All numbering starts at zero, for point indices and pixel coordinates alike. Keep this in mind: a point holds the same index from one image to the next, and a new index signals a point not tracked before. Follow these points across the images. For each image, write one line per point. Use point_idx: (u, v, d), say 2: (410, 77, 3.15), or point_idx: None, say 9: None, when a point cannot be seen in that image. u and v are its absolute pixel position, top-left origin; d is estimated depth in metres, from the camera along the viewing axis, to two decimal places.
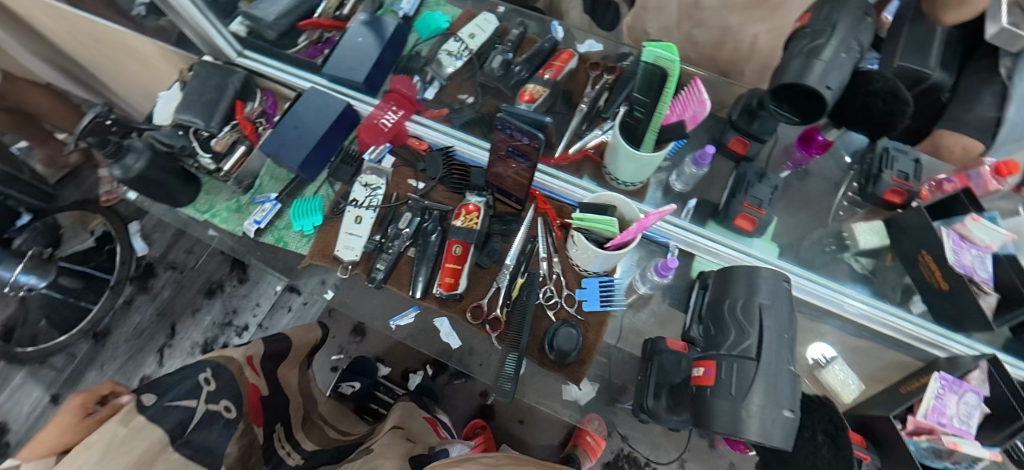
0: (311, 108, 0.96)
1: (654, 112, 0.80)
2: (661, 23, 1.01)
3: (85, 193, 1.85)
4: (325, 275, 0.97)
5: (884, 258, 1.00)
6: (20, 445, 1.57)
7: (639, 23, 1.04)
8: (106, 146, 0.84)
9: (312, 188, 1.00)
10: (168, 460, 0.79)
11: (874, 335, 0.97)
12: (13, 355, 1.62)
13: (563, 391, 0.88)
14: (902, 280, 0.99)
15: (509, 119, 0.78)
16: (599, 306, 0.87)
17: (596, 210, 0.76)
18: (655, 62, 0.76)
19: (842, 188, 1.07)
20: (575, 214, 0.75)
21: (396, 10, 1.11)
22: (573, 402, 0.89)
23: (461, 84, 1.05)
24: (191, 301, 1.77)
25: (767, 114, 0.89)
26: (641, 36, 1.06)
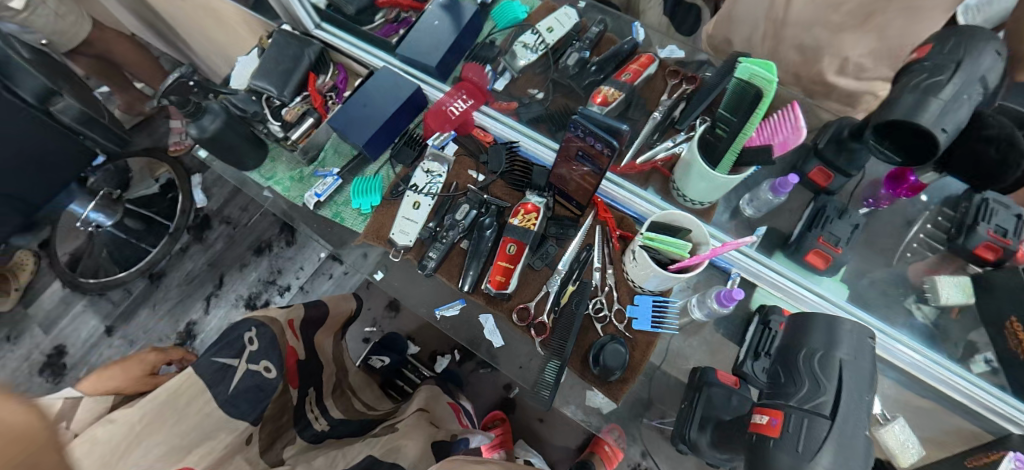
0: (381, 88, 0.96)
1: (739, 132, 0.75)
2: (750, 36, 1.06)
3: (155, 142, 1.95)
4: (366, 248, 0.98)
5: (950, 310, 0.91)
6: (76, 367, 1.70)
7: (724, 32, 1.12)
8: (186, 106, 0.86)
9: (373, 168, 1.00)
10: (204, 402, 0.88)
11: (940, 396, 0.89)
12: (76, 284, 1.74)
13: (586, 397, 0.87)
14: (967, 335, 0.90)
15: (582, 122, 0.74)
16: (650, 326, 0.84)
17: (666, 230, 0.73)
18: (747, 77, 0.73)
19: (915, 227, 0.98)
20: (643, 235, 0.72)
21: None
22: (595, 409, 0.88)
23: (532, 77, 1.01)
24: (240, 257, 1.84)
25: (859, 146, 0.84)
26: (723, 44, 1.14)
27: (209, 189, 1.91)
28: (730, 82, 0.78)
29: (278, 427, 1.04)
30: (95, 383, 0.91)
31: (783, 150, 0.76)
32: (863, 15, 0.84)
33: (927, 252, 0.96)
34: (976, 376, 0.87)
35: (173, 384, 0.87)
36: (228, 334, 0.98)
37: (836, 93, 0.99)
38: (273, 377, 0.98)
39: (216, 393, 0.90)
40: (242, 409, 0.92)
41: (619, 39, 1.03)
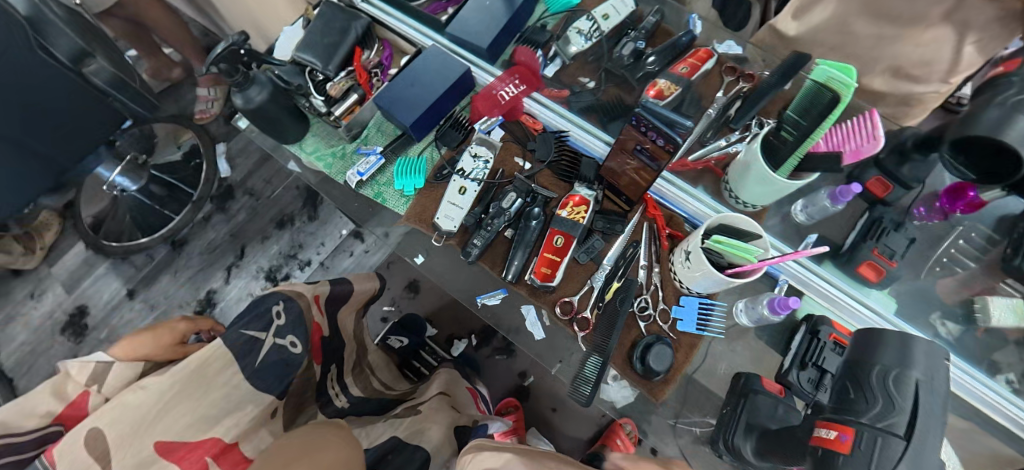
0: (430, 68, 0.93)
1: (806, 136, 0.73)
2: None
3: (182, 109, 1.93)
4: (388, 229, 1.00)
5: (975, 328, 0.85)
6: (97, 328, 1.71)
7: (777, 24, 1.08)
8: (234, 75, 0.84)
9: (417, 149, 0.98)
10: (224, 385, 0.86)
11: (974, 417, 0.82)
12: (99, 247, 1.75)
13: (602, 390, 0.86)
14: (990, 355, 0.84)
15: (646, 116, 0.72)
16: (695, 328, 0.83)
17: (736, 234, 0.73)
18: (824, 81, 0.71)
19: (946, 242, 0.93)
20: (711, 237, 0.70)
21: None
22: (609, 402, 0.87)
23: (584, 65, 0.98)
24: (262, 229, 1.83)
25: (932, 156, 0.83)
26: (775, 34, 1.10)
27: (234, 159, 1.90)
28: (808, 84, 0.75)
29: (300, 403, 1.04)
30: (127, 348, 0.90)
31: (855, 159, 0.74)
32: (940, 21, 0.80)
33: (968, 267, 0.91)
34: (1014, 396, 0.80)
35: (197, 358, 0.84)
36: (255, 306, 0.95)
37: (897, 101, 0.96)
38: (299, 352, 0.98)
39: (245, 365, 0.90)
40: (270, 384, 0.92)
41: (676, 31, 0.99)
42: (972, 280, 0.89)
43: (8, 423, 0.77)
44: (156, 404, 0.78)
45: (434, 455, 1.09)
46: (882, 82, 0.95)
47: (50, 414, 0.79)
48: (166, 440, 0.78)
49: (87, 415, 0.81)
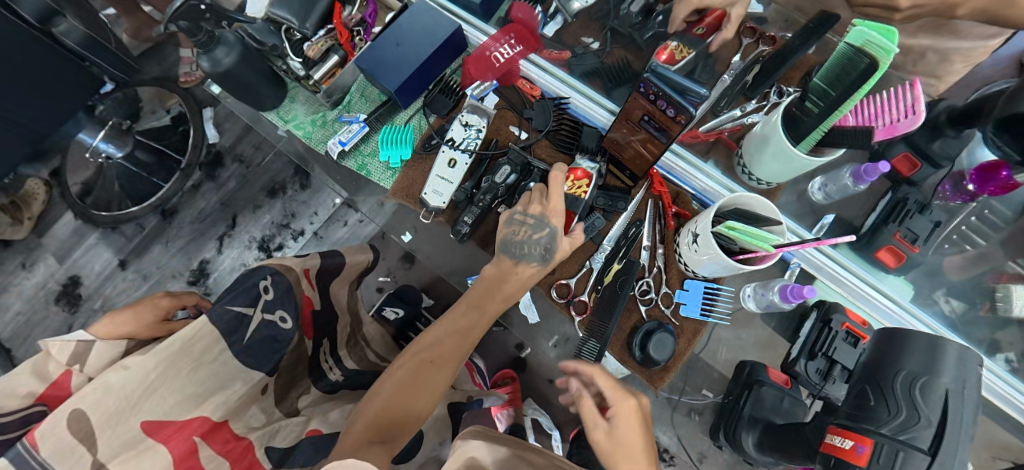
0: (417, 26, 0.85)
1: (831, 111, 0.65)
2: None
3: (165, 71, 1.84)
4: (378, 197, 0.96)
5: (980, 307, 0.81)
6: (91, 298, 1.69)
7: None
8: (197, 34, 0.75)
9: (403, 116, 0.90)
10: (211, 367, 0.82)
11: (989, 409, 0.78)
12: (88, 217, 1.70)
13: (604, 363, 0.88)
14: (993, 333, 0.79)
15: (655, 82, 0.66)
16: (698, 314, 0.78)
17: (748, 217, 0.67)
18: (861, 45, 0.61)
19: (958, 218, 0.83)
20: (724, 222, 0.63)
21: None
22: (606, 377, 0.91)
23: (587, 23, 0.88)
24: (253, 198, 1.77)
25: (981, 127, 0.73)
26: None
27: (221, 124, 1.82)
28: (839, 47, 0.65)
29: (293, 377, 0.99)
30: (106, 327, 0.87)
31: (890, 135, 0.66)
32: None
33: (989, 247, 0.83)
34: (1012, 377, 0.76)
35: (185, 333, 0.79)
36: (242, 280, 0.89)
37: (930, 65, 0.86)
38: (288, 328, 0.92)
39: (232, 342, 0.85)
40: (258, 359, 0.88)
41: None
42: (985, 256, 0.83)
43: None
44: (144, 388, 0.74)
45: (428, 434, 1.08)
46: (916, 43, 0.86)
47: (31, 395, 0.75)
48: (152, 419, 0.75)
49: (70, 395, 0.77)
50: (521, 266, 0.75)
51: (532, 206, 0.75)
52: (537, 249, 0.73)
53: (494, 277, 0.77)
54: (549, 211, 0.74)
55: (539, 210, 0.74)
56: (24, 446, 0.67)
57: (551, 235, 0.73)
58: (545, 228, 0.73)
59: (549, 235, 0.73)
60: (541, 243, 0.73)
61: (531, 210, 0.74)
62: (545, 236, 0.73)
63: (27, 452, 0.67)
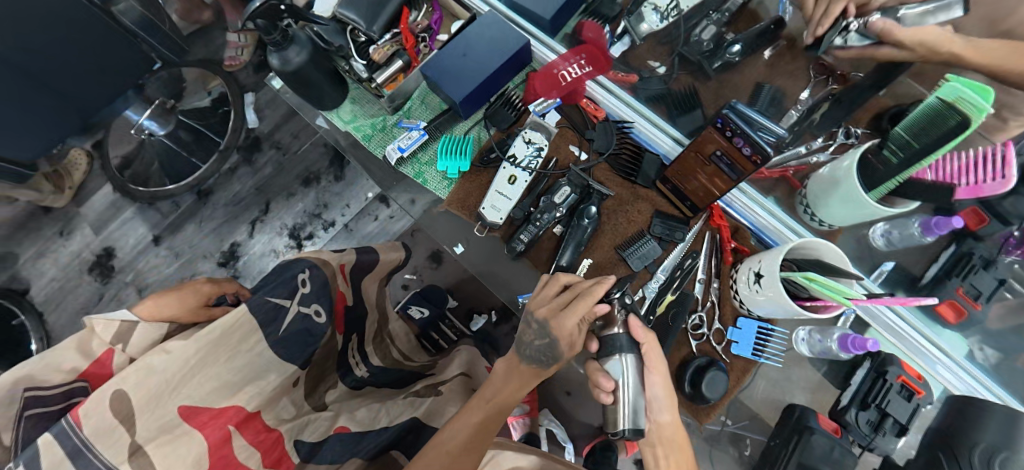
0: (485, 38, 0.85)
1: (914, 162, 0.63)
2: None
3: (211, 54, 1.86)
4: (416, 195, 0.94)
5: None
6: (124, 271, 1.72)
7: None
8: (272, 33, 0.75)
9: (462, 127, 0.90)
10: (250, 354, 0.78)
11: None
12: (128, 191, 1.74)
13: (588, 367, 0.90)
14: None
15: (733, 118, 0.64)
16: (750, 353, 0.77)
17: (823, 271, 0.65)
18: (953, 101, 0.58)
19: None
20: (803, 272, 0.62)
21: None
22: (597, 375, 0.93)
23: (655, 47, 0.88)
24: (287, 186, 1.78)
25: None
26: None
27: (262, 110, 1.83)
28: (929, 97, 0.62)
29: (322, 372, 0.97)
30: (151, 308, 0.87)
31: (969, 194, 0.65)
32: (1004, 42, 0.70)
33: None
34: None
35: (226, 321, 0.75)
36: (281, 272, 0.87)
37: None
38: (323, 322, 0.89)
39: (269, 333, 0.81)
40: (292, 353, 0.84)
41: (763, 15, 0.87)
42: None
43: (34, 376, 0.64)
44: (184, 375, 0.70)
45: None
46: None
47: (76, 370, 0.67)
48: (189, 404, 0.70)
49: (113, 375, 0.70)
50: (523, 364, 0.73)
51: (540, 309, 0.71)
52: (532, 352, 0.71)
53: (502, 370, 0.75)
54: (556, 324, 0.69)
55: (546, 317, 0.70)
56: (69, 423, 0.61)
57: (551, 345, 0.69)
58: (547, 338, 0.69)
59: (547, 343, 0.70)
60: (541, 348, 0.70)
61: (538, 313, 0.71)
62: (543, 344, 0.70)
63: (70, 428, 0.61)
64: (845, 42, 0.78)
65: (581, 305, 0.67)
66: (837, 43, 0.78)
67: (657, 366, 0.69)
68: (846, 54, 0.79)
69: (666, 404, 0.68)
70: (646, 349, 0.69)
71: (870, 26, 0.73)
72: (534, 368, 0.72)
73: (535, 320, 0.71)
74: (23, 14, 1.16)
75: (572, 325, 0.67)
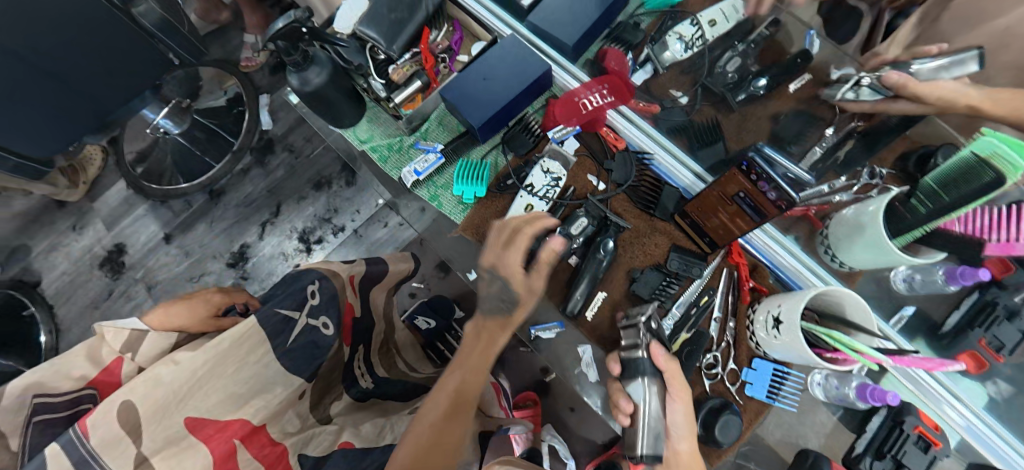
0: (506, 62, 0.84)
1: (945, 213, 0.61)
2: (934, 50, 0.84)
3: (227, 54, 1.87)
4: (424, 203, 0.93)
5: None
6: (135, 268, 1.73)
7: None
8: (293, 54, 0.74)
9: (479, 151, 0.89)
10: (257, 366, 0.78)
11: None
12: (141, 189, 1.75)
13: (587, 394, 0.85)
14: None
15: (758, 162, 0.62)
16: (764, 395, 0.76)
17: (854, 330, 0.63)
18: (988, 156, 0.56)
19: None
20: (825, 330, 0.63)
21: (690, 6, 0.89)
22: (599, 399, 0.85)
23: (677, 76, 0.87)
24: (298, 189, 1.78)
25: None
26: None
27: (276, 113, 1.83)
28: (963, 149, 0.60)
29: (328, 384, 0.93)
30: (161, 319, 0.79)
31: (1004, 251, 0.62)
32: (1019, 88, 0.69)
33: None
34: None
35: (235, 332, 0.75)
36: (290, 283, 0.86)
37: None
38: (330, 334, 0.87)
39: (276, 344, 0.81)
40: (298, 365, 0.83)
41: (788, 48, 0.86)
42: None
43: (43, 383, 0.68)
44: (189, 386, 0.70)
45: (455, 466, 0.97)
46: None
47: (84, 378, 0.71)
48: (196, 415, 0.71)
49: (122, 383, 0.73)
50: (487, 318, 0.75)
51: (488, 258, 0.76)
52: (494, 299, 0.74)
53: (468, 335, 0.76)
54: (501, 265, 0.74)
55: (491, 265, 0.75)
56: (76, 433, 0.63)
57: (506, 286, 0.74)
58: (500, 280, 0.74)
59: (501, 287, 0.74)
60: (499, 295, 0.74)
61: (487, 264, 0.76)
62: (498, 288, 0.74)
63: (77, 439, 0.63)
64: (855, 98, 0.79)
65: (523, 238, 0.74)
66: (848, 95, 0.80)
67: (680, 396, 0.68)
68: (857, 106, 0.80)
69: (686, 432, 0.67)
70: (668, 377, 0.69)
71: (886, 78, 0.75)
72: (500, 319, 0.75)
73: (488, 270, 0.75)
74: (36, 15, 1.15)
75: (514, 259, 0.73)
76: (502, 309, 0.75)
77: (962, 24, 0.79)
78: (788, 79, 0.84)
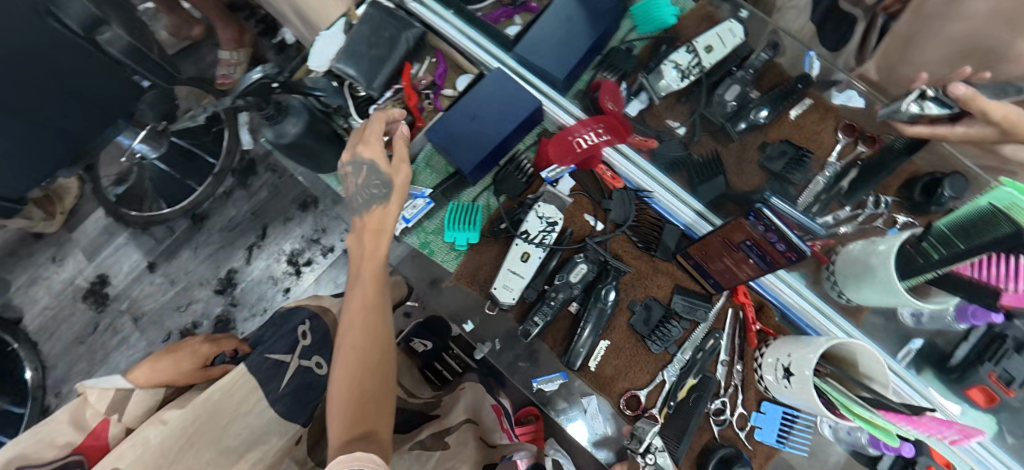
0: (493, 97, 0.80)
1: (956, 260, 0.58)
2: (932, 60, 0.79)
3: (201, 72, 1.73)
4: None
5: None
6: (119, 300, 1.56)
7: None
8: (266, 107, 0.69)
9: (470, 193, 0.86)
10: (248, 421, 0.72)
11: None
12: (119, 216, 1.57)
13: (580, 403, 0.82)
14: None
15: (768, 217, 0.58)
16: (774, 438, 0.74)
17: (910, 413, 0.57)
18: (1005, 206, 0.54)
19: None
20: (841, 401, 0.60)
21: (721, 30, 0.82)
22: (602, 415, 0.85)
23: (672, 105, 0.84)
24: (284, 209, 1.61)
25: None
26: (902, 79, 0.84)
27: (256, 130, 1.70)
28: (985, 200, 0.57)
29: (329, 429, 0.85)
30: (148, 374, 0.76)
31: (1018, 302, 0.58)
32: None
33: None
34: None
35: (224, 382, 0.72)
36: (281, 324, 0.82)
37: None
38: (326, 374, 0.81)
39: (269, 391, 0.75)
40: (293, 410, 0.76)
41: (787, 71, 0.83)
42: None
43: (28, 454, 0.64)
44: (178, 446, 0.66)
45: None
46: None
47: (70, 444, 0.66)
48: None
49: (110, 446, 0.69)
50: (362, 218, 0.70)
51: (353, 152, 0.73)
52: (367, 191, 0.70)
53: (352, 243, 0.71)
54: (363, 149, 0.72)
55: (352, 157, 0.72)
56: None
57: (376, 172, 0.71)
58: (364, 167, 0.71)
59: (368, 173, 0.71)
60: (370, 189, 0.71)
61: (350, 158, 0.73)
62: (369, 178, 0.71)
63: None
64: (917, 113, 0.70)
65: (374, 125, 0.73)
66: (912, 110, 0.70)
67: None
68: (915, 129, 0.72)
69: None
70: None
71: (952, 92, 0.66)
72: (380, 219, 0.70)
73: (351, 162, 0.72)
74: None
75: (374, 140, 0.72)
76: (380, 199, 0.71)
77: (950, 46, 0.75)
78: (786, 106, 0.81)
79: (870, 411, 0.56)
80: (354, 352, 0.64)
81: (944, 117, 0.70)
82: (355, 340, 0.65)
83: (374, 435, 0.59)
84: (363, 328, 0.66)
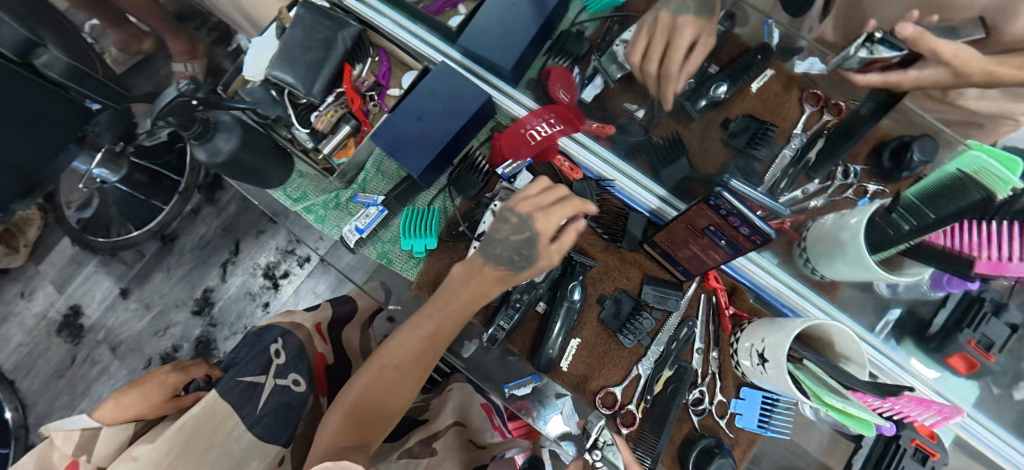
0: (439, 95, 0.76)
1: (928, 228, 0.56)
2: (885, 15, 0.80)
3: (157, 87, 1.60)
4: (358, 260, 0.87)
5: None
6: (94, 330, 1.47)
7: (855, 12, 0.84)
8: (192, 126, 0.65)
9: (426, 197, 0.84)
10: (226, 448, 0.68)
11: None
12: (86, 243, 1.47)
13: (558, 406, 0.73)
14: None
15: (727, 199, 0.55)
16: (756, 424, 0.72)
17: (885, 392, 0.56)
18: (972, 171, 0.58)
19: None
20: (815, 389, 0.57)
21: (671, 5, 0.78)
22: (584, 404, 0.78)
23: (628, 87, 0.80)
24: (256, 222, 1.54)
25: None
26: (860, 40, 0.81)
27: None
28: (948, 168, 0.60)
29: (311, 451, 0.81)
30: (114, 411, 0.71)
31: (991, 270, 0.56)
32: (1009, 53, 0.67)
33: None
34: None
35: (197, 409, 0.67)
36: (252, 345, 0.77)
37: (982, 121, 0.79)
38: (303, 391, 0.78)
39: (245, 414, 0.71)
40: (274, 431, 0.73)
41: (747, 41, 0.79)
42: None
43: None
44: None
45: None
46: (983, 99, 0.75)
47: None
48: None
49: None
50: (489, 266, 0.67)
51: (522, 202, 0.66)
52: (507, 249, 0.66)
53: (461, 273, 0.69)
54: (536, 214, 0.65)
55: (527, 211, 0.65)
56: None
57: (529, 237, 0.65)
58: (528, 231, 0.65)
59: (525, 239, 0.65)
60: (516, 245, 0.66)
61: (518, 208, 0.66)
62: (523, 241, 0.65)
63: None
64: (867, 58, 0.66)
65: (569, 207, 0.65)
66: (862, 56, 0.66)
67: None
68: (867, 77, 0.68)
69: None
70: None
71: (901, 31, 0.64)
72: (505, 272, 0.67)
73: (518, 214, 0.66)
74: None
75: (555, 221, 0.64)
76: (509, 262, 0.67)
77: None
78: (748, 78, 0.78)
79: (844, 401, 0.53)
80: (393, 373, 0.69)
81: (894, 64, 0.67)
82: (401, 363, 0.69)
83: (361, 447, 0.67)
84: (413, 351, 0.70)
